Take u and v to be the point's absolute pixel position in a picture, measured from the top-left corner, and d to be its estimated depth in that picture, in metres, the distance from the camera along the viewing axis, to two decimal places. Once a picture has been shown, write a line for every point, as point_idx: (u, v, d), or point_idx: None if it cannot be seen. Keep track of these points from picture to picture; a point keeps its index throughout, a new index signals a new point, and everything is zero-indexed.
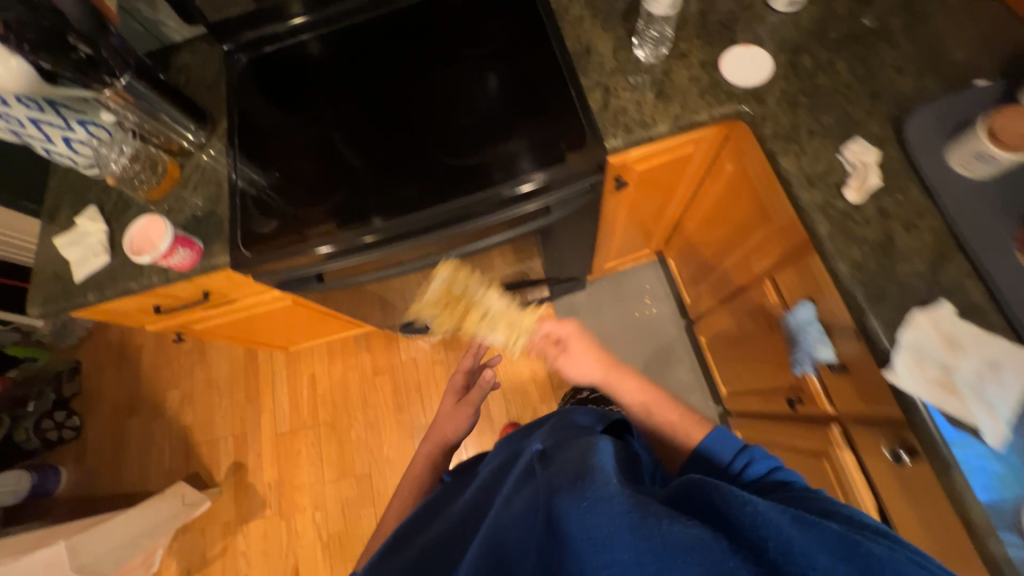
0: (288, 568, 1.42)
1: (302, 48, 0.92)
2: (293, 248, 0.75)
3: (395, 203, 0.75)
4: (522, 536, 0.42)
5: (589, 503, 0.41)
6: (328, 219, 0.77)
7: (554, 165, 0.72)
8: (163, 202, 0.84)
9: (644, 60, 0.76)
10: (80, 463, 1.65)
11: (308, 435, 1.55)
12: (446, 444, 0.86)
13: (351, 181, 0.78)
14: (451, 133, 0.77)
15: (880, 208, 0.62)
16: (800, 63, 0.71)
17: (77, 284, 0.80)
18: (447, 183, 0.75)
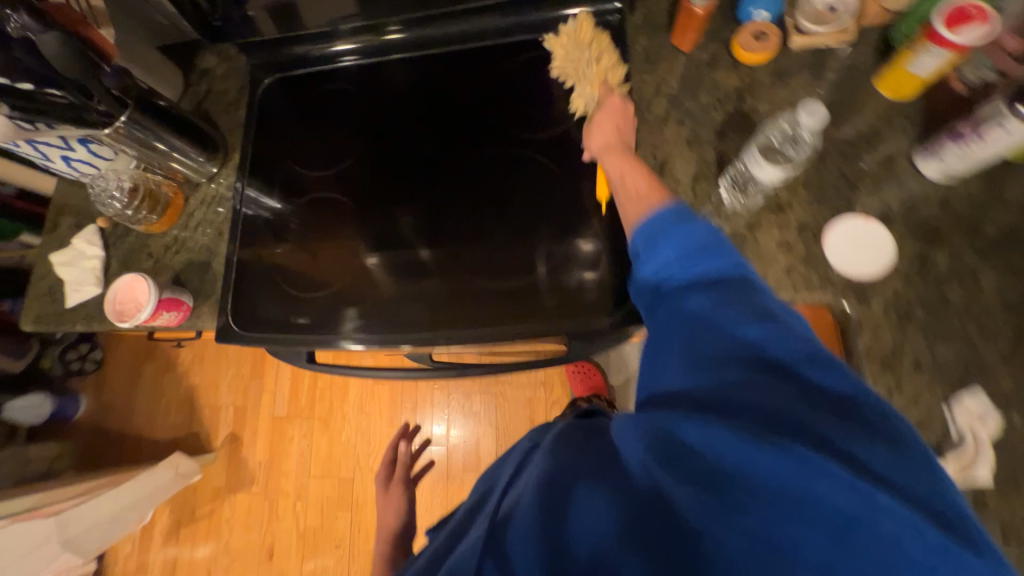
0: (264, 545, 1.50)
1: (342, 79, 0.80)
2: (314, 334, 0.69)
3: (402, 314, 0.69)
4: (463, 558, 0.40)
5: (514, 514, 0.41)
6: (333, 308, 0.71)
7: (600, 325, 0.62)
8: (165, 236, 0.77)
9: (726, 202, 0.60)
10: (97, 394, 1.75)
11: (302, 425, 1.58)
12: (388, 531, 0.80)
13: (364, 270, 0.72)
14: (480, 244, 0.71)
15: (977, 497, 0.48)
16: (930, 260, 0.55)
17: (68, 309, 0.76)
18: (464, 303, 0.68)
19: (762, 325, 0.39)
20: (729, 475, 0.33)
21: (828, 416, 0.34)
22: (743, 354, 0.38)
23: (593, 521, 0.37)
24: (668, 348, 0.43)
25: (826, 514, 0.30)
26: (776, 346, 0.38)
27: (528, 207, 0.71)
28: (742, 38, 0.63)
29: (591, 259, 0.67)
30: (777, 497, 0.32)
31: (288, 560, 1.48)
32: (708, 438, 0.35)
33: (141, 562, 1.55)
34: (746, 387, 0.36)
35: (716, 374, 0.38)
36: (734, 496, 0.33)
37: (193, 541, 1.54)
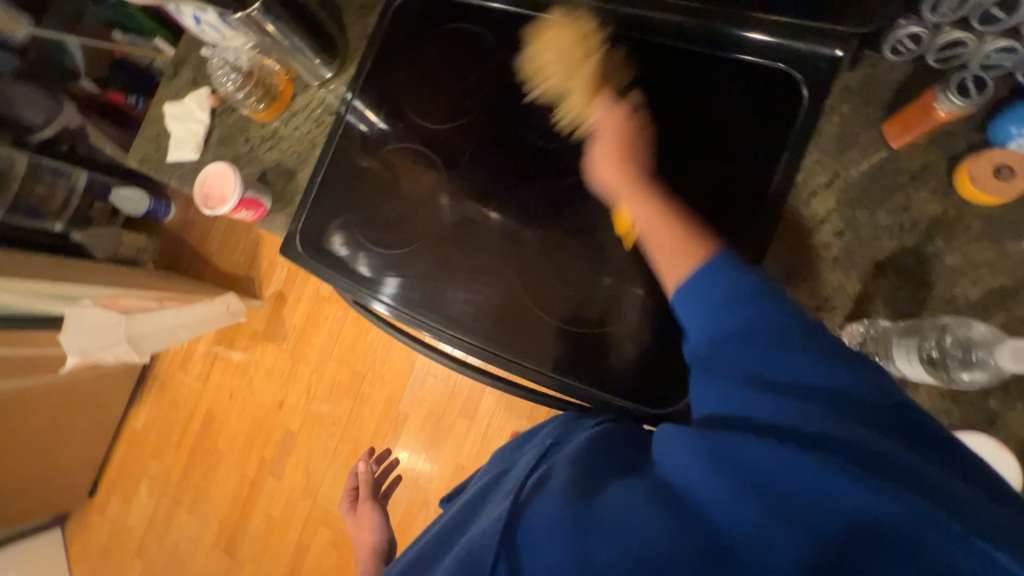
0: (278, 395, 1.71)
1: (480, 22, 0.71)
2: (360, 283, 0.70)
3: (444, 304, 0.68)
4: (487, 536, 0.49)
5: (543, 501, 0.49)
6: (387, 264, 0.70)
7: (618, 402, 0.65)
8: (266, 126, 0.77)
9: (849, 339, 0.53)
10: (184, 207, 1.94)
11: (338, 310, 1.69)
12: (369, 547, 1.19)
13: (437, 246, 0.70)
14: (556, 268, 0.68)
15: None
16: None
17: (167, 163, 0.81)
18: (507, 321, 0.68)
19: (810, 352, 0.42)
20: (755, 473, 0.39)
21: (873, 439, 0.38)
22: (793, 380, 0.42)
23: (637, 533, 0.42)
24: (722, 383, 0.45)
25: (877, 529, 0.34)
26: (825, 375, 0.41)
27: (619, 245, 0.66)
28: (978, 165, 0.50)
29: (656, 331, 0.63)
30: (826, 505, 0.36)
31: (292, 416, 1.68)
32: (742, 446, 0.40)
33: (184, 360, 1.83)
34: (795, 410, 0.40)
35: (766, 397, 0.42)
36: (786, 504, 0.37)
37: (225, 364, 1.78)
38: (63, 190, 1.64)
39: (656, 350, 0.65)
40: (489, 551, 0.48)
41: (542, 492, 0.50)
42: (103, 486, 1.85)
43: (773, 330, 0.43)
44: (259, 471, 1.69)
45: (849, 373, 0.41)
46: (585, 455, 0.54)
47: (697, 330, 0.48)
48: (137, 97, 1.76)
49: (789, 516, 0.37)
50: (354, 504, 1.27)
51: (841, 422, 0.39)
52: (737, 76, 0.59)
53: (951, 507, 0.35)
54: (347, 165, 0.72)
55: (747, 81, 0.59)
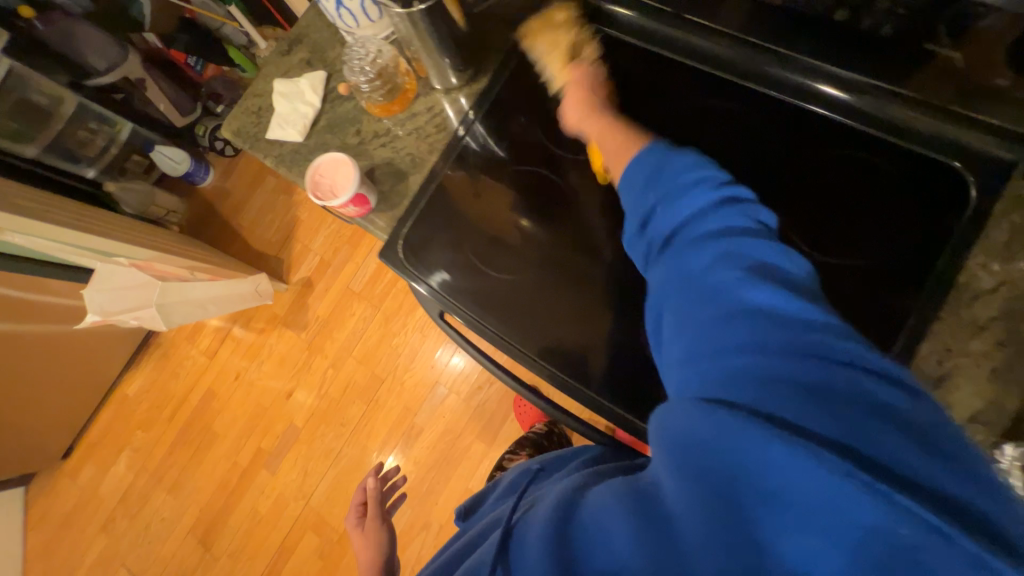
0: (288, 384, 1.64)
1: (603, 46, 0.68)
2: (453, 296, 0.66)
3: (538, 332, 0.64)
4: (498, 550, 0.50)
5: (537, 516, 0.49)
6: (480, 281, 0.66)
7: None
8: (380, 122, 0.73)
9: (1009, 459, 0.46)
10: (224, 175, 1.89)
11: (366, 308, 1.64)
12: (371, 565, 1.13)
13: (535, 273, 0.66)
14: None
15: None
16: None
17: (265, 140, 0.77)
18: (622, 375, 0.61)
19: (746, 299, 0.39)
20: (704, 455, 0.35)
21: (809, 404, 0.34)
22: (733, 344, 0.38)
23: (588, 537, 0.41)
24: (671, 352, 0.43)
25: (794, 498, 0.31)
26: (770, 338, 0.37)
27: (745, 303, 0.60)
28: None
29: None
30: (737, 466, 0.33)
31: (299, 409, 1.60)
32: (691, 424, 0.36)
33: (193, 332, 1.74)
34: (748, 380, 0.36)
35: (704, 360, 0.39)
36: (703, 473, 0.34)
37: (238, 343, 1.71)
38: (103, 137, 1.61)
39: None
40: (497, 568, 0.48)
41: (540, 508, 0.51)
42: (80, 450, 1.73)
43: (708, 285, 0.41)
44: (252, 462, 1.60)
45: (799, 329, 0.37)
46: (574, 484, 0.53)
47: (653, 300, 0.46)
48: (197, 58, 1.71)
49: (745, 508, 0.32)
50: (360, 520, 1.20)
51: (774, 386, 0.35)
52: (891, 155, 0.58)
53: (896, 477, 0.31)
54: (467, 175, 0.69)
55: (901, 161, 0.57)
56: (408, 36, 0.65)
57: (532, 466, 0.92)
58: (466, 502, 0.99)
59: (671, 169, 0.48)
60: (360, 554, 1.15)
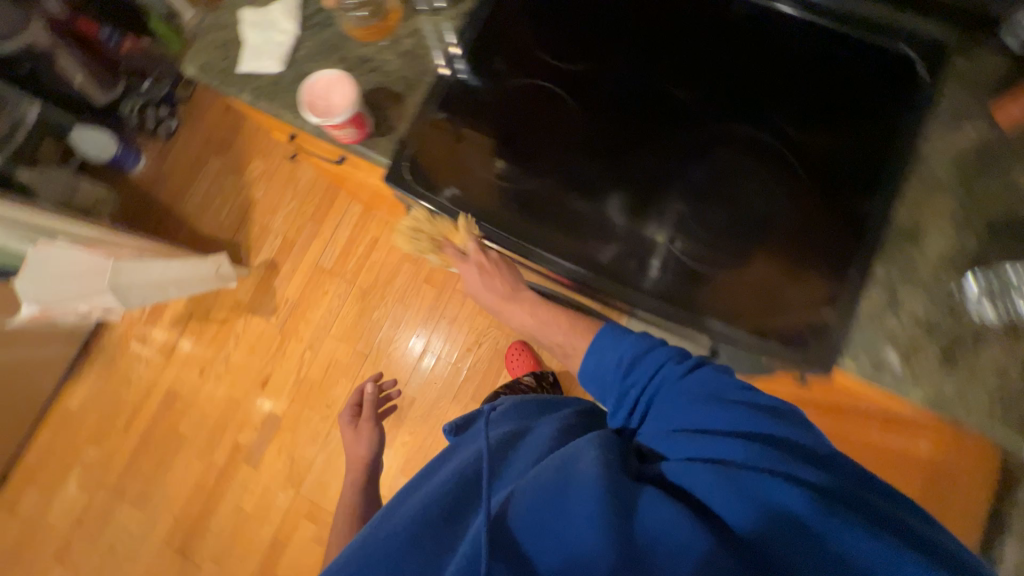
0: (260, 373, 1.54)
1: None
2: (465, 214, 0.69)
3: (554, 235, 0.68)
4: (531, 514, 0.48)
5: (573, 486, 0.49)
6: (489, 197, 0.71)
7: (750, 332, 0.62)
8: (363, 48, 0.71)
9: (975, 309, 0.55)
10: (158, 160, 1.72)
11: (339, 284, 1.57)
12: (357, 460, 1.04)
13: (538, 194, 0.71)
14: (702, 221, 0.69)
15: None
16: None
17: (238, 73, 0.72)
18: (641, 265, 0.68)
19: (758, 400, 0.55)
20: (777, 519, 0.45)
21: (834, 480, 0.47)
22: (775, 444, 0.50)
23: (655, 520, 0.46)
24: (699, 435, 0.54)
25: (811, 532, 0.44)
26: (794, 438, 0.51)
27: (741, 186, 0.68)
28: None
29: (772, 279, 0.65)
30: (797, 530, 0.44)
31: (278, 397, 1.52)
32: (755, 493, 0.47)
33: (143, 331, 1.58)
34: (783, 462, 0.49)
35: (733, 444, 0.51)
36: (772, 528, 0.45)
37: (198, 337, 1.58)
38: (5, 119, 1.40)
39: (782, 305, 0.63)
40: (537, 544, 0.46)
41: (571, 478, 0.50)
42: (18, 477, 1.53)
43: (719, 395, 0.55)
44: (230, 459, 1.49)
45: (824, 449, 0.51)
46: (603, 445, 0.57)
47: (662, 390, 0.60)
48: (110, 31, 1.45)
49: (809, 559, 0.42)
50: (354, 420, 1.12)
51: (816, 475, 0.47)
52: (839, 41, 0.64)
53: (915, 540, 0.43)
54: (473, 87, 0.71)
55: (848, 46, 0.64)
56: None
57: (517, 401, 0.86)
58: (456, 419, 0.91)
59: (703, 377, 0.57)
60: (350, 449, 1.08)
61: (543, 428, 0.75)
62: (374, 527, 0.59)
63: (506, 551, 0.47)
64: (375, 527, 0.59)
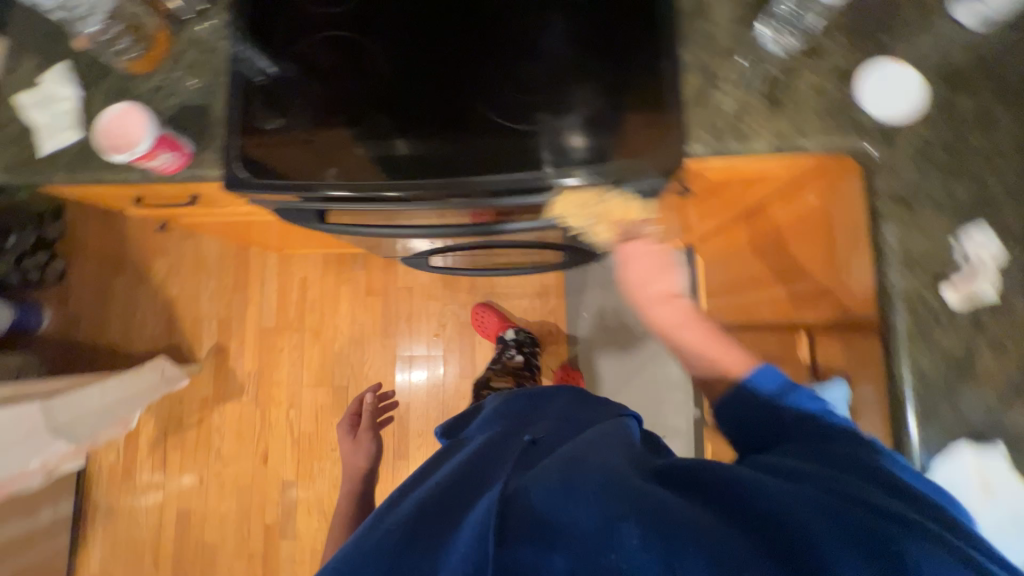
0: (257, 452, 1.51)
1: None
2: (296, 182, 0.64)
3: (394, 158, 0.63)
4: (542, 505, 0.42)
5: (592, 480, 0.44)
6: (311, 158, 0.65)
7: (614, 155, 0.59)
8: (150, 78, 0.70)
9: (773, 47, 0.60)
10: (63, 307, 1.64)
11: (292, 336, 1.55)
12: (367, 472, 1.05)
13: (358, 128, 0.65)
14: (547, 84, 0.63)
15: (975, 318, 0.53)
16: (942, 100, 0.57)
17: (43, 157, 0.69)
18: (523, 147, 0.61)
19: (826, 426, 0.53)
20: (819, 519, 0.39)
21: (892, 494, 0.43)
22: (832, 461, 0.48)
23: (676, 516, 0.40)
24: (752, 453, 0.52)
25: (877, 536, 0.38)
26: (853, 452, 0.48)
27: (544, 32, 0.64)
28: None
29: (614, 103, 0.61)
30: (844, 530, 0.38)
31: (284, 464, 1.50)
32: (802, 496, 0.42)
33: (127, 469, 1.53)
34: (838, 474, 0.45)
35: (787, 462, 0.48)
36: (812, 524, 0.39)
37: (183, 448, 1.54)
38: None
39: (652, 125, 0.60)
40: (538, 517, 0.41)
41: (588, 476, 0.45)
42: None
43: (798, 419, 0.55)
44: (268, 543, 1.47)
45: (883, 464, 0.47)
46: (602, 437, 0.55)
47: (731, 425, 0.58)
48: None
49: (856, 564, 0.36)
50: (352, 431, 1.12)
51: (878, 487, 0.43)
52: None
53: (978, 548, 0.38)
54: (260, 61, 0.68)
55: None
56: None
57: (502, 399, 0.78)
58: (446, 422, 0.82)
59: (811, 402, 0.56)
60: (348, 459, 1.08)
61: (541, 426, 0.66)
62: (367, 526, 0.49)
63: (509, 523, 0.40)
64: (372, 522, 0.50)
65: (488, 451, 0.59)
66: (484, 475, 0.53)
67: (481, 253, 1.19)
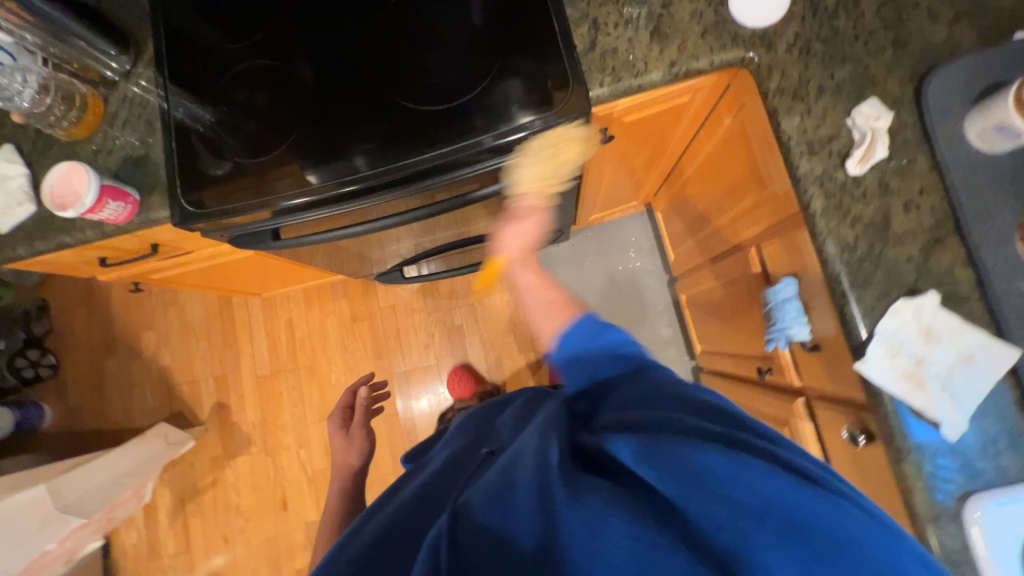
0: (276, 498, 1.51)
1: None
2: (252, 202, 0.68)
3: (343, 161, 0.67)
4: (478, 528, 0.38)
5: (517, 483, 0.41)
6: (258, 182, 0.69)
7: (535, 112, 0.63)
8: (91, 142, 0.74)
9: None
10: (60, 399, 1.65)
11: (289, 377, 1.57)
12: None
13: (298, 141, 0.69)
14: (457, 65, 0.67)
15: (883, 184, 0.56)
16: None
17: (3, 236, 0.73)
18: (446, 122, 0.65)
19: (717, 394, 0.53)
20: (725, 489, 0.38)
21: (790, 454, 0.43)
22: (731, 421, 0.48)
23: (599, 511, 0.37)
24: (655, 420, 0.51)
25: (795, 517, 0.36)
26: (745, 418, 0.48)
27: (446, 19, 0.69)
28: None
29: (519, 68, 0.65)
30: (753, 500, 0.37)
31: (305, 505, 1.50)
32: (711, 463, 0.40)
33: (151, 545, 1.52)
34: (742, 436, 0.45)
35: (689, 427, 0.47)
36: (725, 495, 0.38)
37: (202, 512, 1.53)
38: None
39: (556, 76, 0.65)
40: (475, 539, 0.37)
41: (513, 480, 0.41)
42: None
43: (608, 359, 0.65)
44: None
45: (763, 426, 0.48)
46: (547, 418, 0.51)
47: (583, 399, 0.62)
48: None
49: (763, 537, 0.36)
50: (347, 426, 1.14)
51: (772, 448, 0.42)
52: None
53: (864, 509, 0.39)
54: (192, 103, 0.72)
55: None
56: (36, 30, 0.66)
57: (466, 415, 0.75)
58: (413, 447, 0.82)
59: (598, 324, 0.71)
60: (342, 456, 1.08)
61: (500, 426, 0.62)
62: (329, 559, 0.45)
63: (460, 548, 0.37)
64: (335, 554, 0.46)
65: (449, 468, 0.55)
66: (441, 492, 0.49)
67: (450, 253, 1.23)
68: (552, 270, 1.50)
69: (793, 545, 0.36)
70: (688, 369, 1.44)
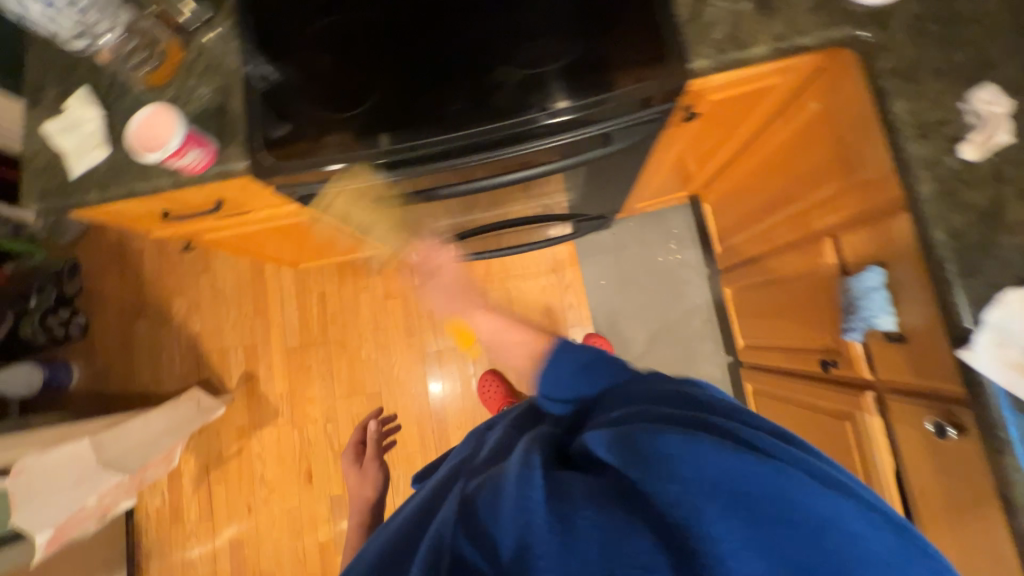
0: (301, 471, 1.51)
1: None
2: (314, 160, 0.67)
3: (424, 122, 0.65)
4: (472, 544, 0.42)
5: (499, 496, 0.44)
6: (334, 141, 0.67)
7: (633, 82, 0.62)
8: (166, 92, 0.73)
9: None
10: (88, 361, 1.65)
11: (319, 351, 1.56)
12: None
13: (379, 99, 0.66)
14: (552, 30, 0.65)
15: (997, 171, 0.55)
16: None
17: (75, 179, 0.72)
18: (524, 91, 0.64)
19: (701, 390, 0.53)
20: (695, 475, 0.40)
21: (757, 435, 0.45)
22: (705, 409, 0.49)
23: (582, 514, 0.40)
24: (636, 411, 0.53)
25: (743, 490, 0.39)
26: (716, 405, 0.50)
27: None
28: None
29: (618, 36, 0.64)
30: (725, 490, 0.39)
31: (330, 479, 1.50)
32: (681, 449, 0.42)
33: (174, 510, 1.53)
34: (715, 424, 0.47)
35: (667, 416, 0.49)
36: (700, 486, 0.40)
37: (226, 480, 1.53)
38: None
39: (655, 47, 0.63)
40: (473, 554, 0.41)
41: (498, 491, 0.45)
42: None
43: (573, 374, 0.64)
44: (325, 560, 1.46)
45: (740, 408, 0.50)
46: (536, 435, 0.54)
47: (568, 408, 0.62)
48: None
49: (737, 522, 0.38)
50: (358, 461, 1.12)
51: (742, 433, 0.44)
52: None
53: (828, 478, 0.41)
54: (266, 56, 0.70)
55: None
56: None
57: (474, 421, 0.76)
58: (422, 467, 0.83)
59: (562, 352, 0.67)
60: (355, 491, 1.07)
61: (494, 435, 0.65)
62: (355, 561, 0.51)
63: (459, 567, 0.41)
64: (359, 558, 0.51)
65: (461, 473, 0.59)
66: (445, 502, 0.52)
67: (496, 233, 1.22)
68: (590, 259, 1.49)
69: (759, 529, 0.38)
70: (724, 365, 1.42)
